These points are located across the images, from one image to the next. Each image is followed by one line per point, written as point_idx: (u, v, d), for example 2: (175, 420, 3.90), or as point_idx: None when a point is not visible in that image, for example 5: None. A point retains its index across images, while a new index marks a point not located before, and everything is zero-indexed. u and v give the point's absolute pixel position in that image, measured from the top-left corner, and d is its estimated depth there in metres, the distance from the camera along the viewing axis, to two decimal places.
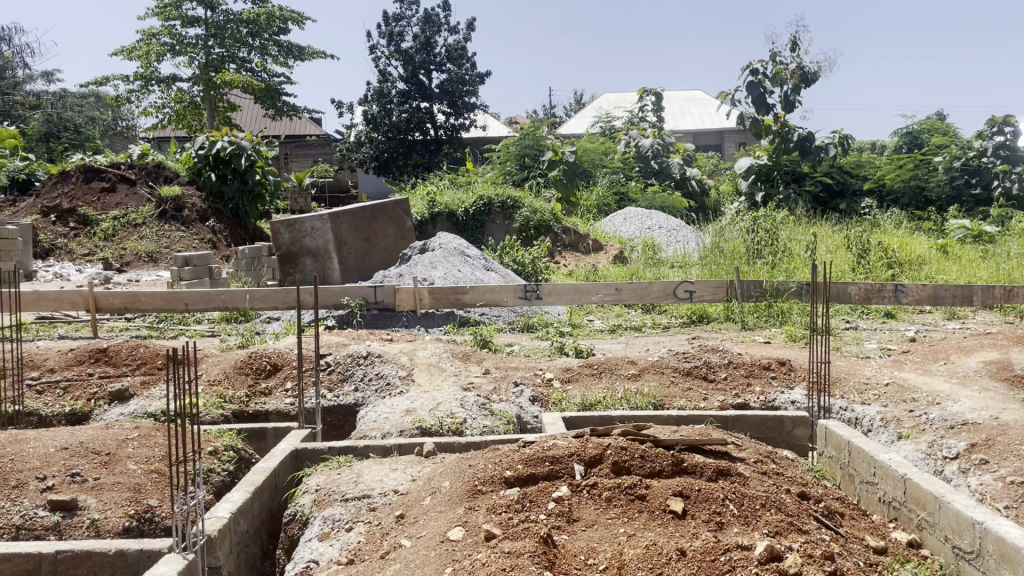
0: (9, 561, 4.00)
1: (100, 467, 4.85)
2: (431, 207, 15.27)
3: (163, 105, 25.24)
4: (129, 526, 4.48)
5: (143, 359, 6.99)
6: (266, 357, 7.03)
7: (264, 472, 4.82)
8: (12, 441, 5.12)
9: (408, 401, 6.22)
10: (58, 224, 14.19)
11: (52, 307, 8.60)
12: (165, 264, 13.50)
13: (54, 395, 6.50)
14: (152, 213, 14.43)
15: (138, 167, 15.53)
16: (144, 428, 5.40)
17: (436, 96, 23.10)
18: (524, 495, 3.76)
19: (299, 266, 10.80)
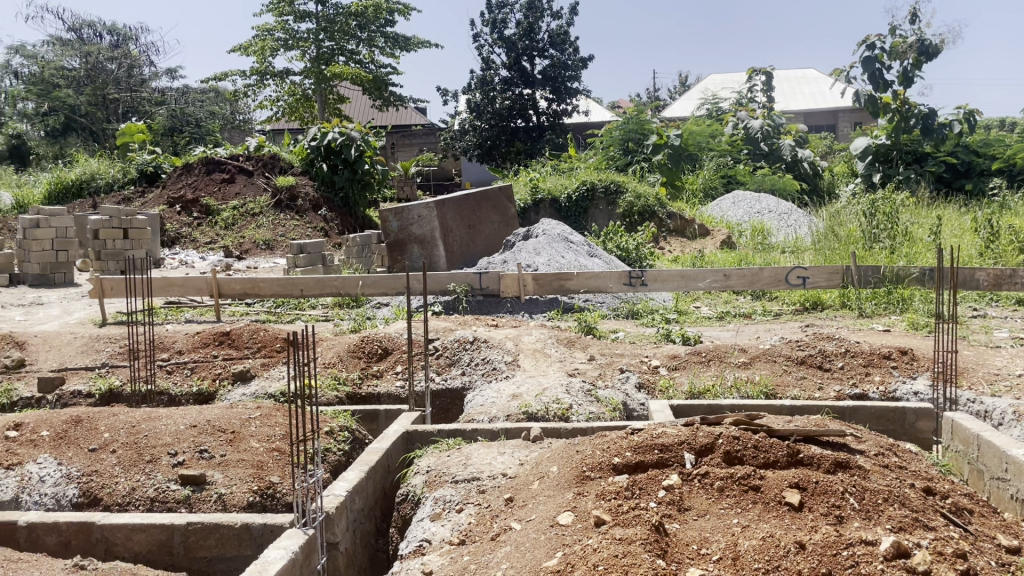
0: (144, 532, 4.25)
1: (226, 444, 5.11)
2: (534, 193, 15.36)
3: (277, 98, 26.15)
4: (253, 501, 4.70)
5: (263, 342, 7.29)
6: (377, 341, 7.23)
7: (377, 453, 4.96)
8: (146, 418, 5.44)
9: (515, 386, 6.29)
10: (183, 214, 14.94)
11: (180, 293, 9.09)
12: (281, 251, 14.03)
13: (183, 375, 6.89)
14: (268, 203, 15.03)
15: (255, 158, 16.16)
16: (266, 408, 5.65)
17: (539, 82, 23.04)
18: (634, 482, 3.73)
19: (407, 253, 11.00)
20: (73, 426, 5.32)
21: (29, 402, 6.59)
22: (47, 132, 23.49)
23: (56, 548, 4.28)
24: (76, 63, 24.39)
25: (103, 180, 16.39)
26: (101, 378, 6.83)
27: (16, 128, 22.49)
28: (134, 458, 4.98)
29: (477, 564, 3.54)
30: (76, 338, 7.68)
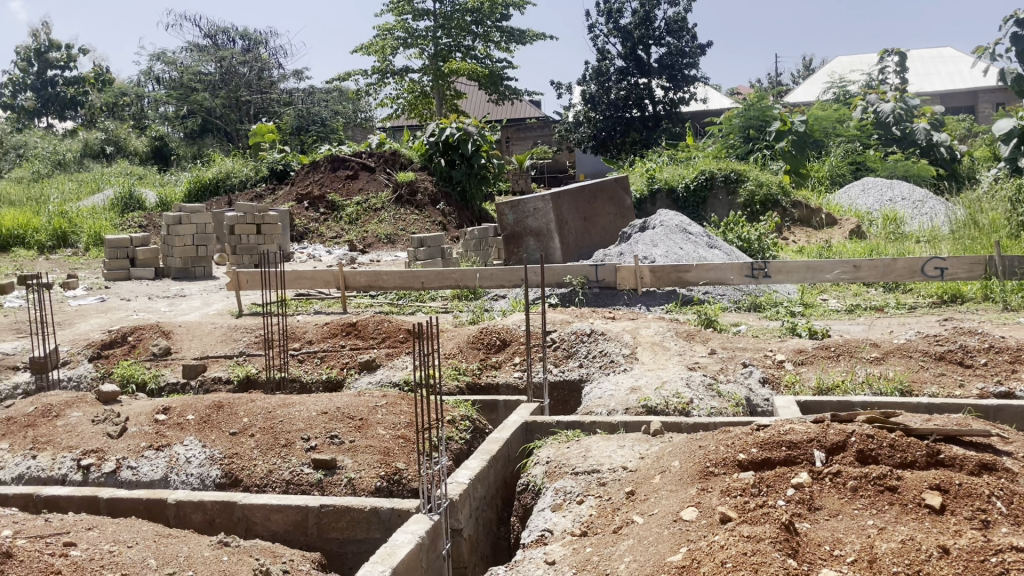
0: (282, 512, 4.48)
1: (355, 431, 5.32)
2: (651, 184, 15.22)
3: (397, 96, 26.78)
4: (380, 486, 4.88)
5: (387, 333, 7.52)
6: (496, 333, 7.32)
7: (498, 443, 5.04)
8: (281, 404, 5.72)
9: (633, 379, 6.26)
10: (310, 210, 15.57)
11: (310, 285, 9.48)
12: (402, 245, 14.43)
13: (313, 363, 7.21)
14: (389, 198, 15.48)
15: (377, 155, 16.64)
16: (391, 397, 5.84)
17: (656, 70, 22.67)
18: (761, 479, 3.63)
19: (522, 246, 11.08)
20: (215, 410, 5.66)
21: (176, 387, 7.05)
22: (186, 134, 24.90)
23: (202, 525, 4.54)
24: (212, 67, 25.45)
25: (237, 178, 17.23)
26: (238, 365, 7.23)
27: (159, 129, 23.93)
28: (270, 442, 5.26)
29: (600, 556, 3.54)
30: (216, 328, 8.12)
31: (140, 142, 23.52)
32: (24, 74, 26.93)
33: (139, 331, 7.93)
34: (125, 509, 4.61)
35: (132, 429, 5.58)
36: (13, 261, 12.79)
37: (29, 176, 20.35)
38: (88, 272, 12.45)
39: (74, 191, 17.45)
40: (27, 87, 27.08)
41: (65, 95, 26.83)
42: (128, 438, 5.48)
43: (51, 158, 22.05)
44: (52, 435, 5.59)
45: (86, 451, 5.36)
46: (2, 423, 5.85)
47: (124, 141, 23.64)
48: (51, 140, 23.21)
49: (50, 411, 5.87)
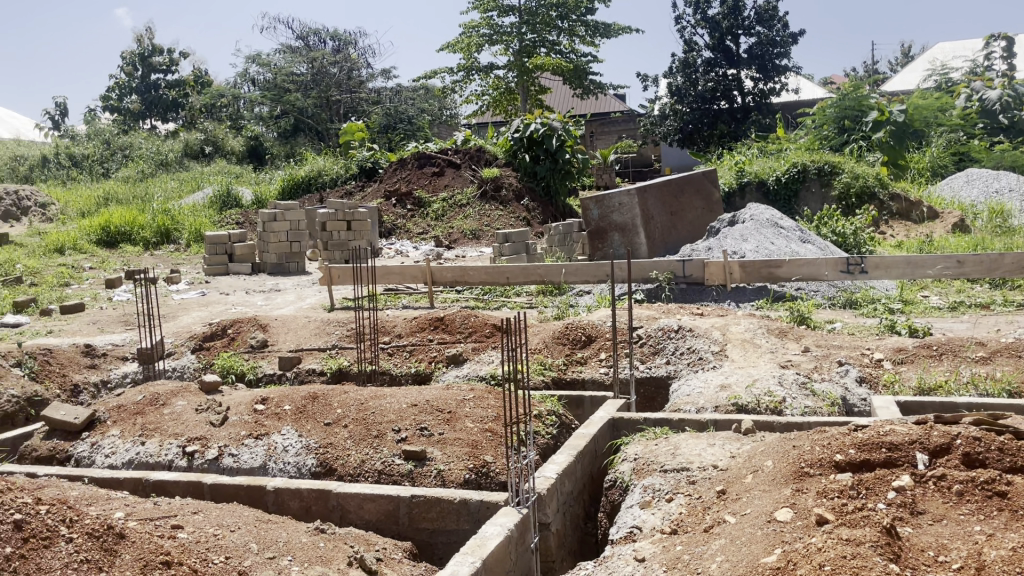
0: (374, 502, 4.59)
1: (444, 423, 5.41)
2: (740, 177, 14.89)
3: (482, 92, 26.95)
4: (469, 478, 4.96)
5: (473, 327, 7.60)
6: (581, 328, 7.29)
7: (584, 439, 5.04)
8: (372, 395, 5.85)
9: (723, 376, 6.15)
10: (398, 206, 15.85)
11: (398, 280, 9.66)
12: (487, 240, 14.54)
13: (402, 357, 7.36)
14: (474, 194, 15.63)
15: (463, 152, 16.82)
16: (478, 391, 5.90)
17: (745, 61, 22.19)
18: (859, 481, 3.52)
19: (607, 241, 11.01)
20: (310, 401, 5.83)
21: (272, 377, 7.31)
22: (280, 133, 25.69)
23: (299, 512, 4.69)
24: (304, 68, 26.12)
25: (328, 176, 17.68)
26: (331, 358, 7.45)
27: (254, 129, 24.77)
28: (363, 433, 5.40)
29: (691, 555, 3.49)
30: (310, 322, 8.36)
31: (237, 141, 24.46)
32: (129, 78, 28.25)
33: (238, 324, 8.23)
34: (228, 495, 4.80)
35: (233, 418, 5.81)
36: (121, 256, 13.46)
37: (135, 175, 21.37)
38: (190, 267, 12.99)
39: (176, 190, 18.24)
40: (132, 91, 28.40)
41: (167, 98, 28.05)
42: (229, 427, 5.71)
43: (155, 158, 23.11)
44: (159, 422, 5.87)
45: (190, 438, 5.62)
46: (114, 410, 6.16)
47: (222, 141, 24.59)
48: (154, 141, 24.31)
49: (157, 400, 6.16)
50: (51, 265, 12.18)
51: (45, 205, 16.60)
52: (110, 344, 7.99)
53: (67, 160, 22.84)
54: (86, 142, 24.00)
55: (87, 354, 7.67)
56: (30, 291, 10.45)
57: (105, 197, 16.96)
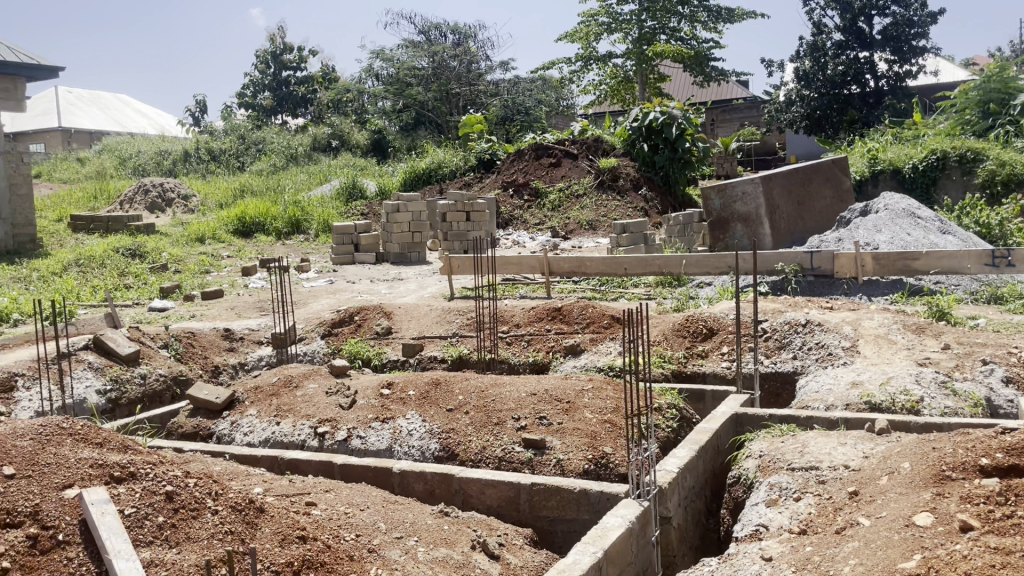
0: (495, 487, 4.66)
1: (563, 413, 5.43)
2: (873, 165, 14.18)
3: (599, 82, 26.72)
4: (588, 469, 4.96)
5: (591, 318, 7.56)
6: (703, 320, 7.13)
7: (707, 433, 4.95)
8: (492, 383, 5.93)
9: (854, 373, 5.91)
10: (515, 197, 15.95)
11: (516, 270, 9.74)
12: (604, 231, 14.44)
13: (521, 346, 7.43)
14: (592, 184, 15.57)
15: (580, 142, 16.77)
16: (597, 382, 5.88)
17: (879, 43, 21.08)
18: (1009, 487, 3.30)
19: (729, 231, 10.76)
20: (433, 387, 5.98)
21: (396, 364, 7.54)
22: (402, 126, 26.26)
23: (424, 495, 4.82)
24: (425, 62, 26.52)
25: (448, 168, 17.99)
26: (452, 346, 7.62)
27: (378, 122, 25.46)
28: (484, 420, 5.49)
29: (822, 557, 3.38)
30: (431, 310, 8.55)
31: (362, 134, 25.19)
32: (263, 75, 29.60)
33: (364, 312, 8.51)
34: (356, 475, 4.99)
35: (360, 402, 6.03)
36: (255, 246, 14.18)
37: (267, 168, 22.45)
38: (319, 256, 13.55)
39: (305, 182, 19.04)
40: (265, 88, 29.72)
41: (297, 94, 29.24)
42: (357, 410, 5.93)
43: (285, 152, 24.23)
44: (293, 403, 6.16)
45: (321, 420, 5.87)
46: (251, 391, 6.50)
47: (348, 135, 25.43)
48: (285, 136, 25.39)
49: (291, 382, 6.47)
50: (193, 253, 12.96)
51: (187, 197, 17.66)
52: (247, 328, 8.42)
53: (206, 154, 24.17)
54: (224, 138, 25.29)
55: (226, 338, 8.12)
56: (175, 278, 11.16)
57: (241, 189, 17.90)
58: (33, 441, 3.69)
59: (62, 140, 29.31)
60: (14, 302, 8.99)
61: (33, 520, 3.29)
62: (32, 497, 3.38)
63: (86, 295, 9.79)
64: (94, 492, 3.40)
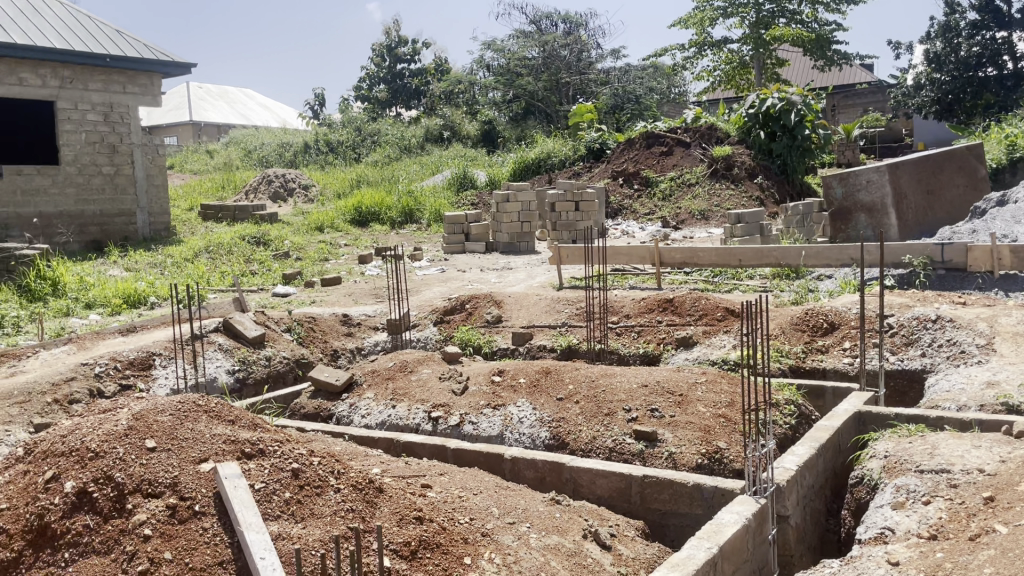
0: (607, 478, 4.65)
1: (675, 406, 5.36)
2: (1011, 151, 13.30)
3: (714, 68, 26.04)
4: (702, 463, 4.89)
5: (704, 310, 7.42)
6: (823, 315, 6.87)
7: (828, 431, 4.78)
8: (603, 373, 5.91)
9: (990, 373, 5.59)
10: (625, 186, 15.76)
11: (626, 260, 9.64)
12: (717, 221, 14.09)
13: (631, 337, 7.37)
14: (704, 172, 15.25)
15: (693, 130, 16.47)
16: (711, 375, 5.77)
17: (1018, 21, 19.72)
18: None
19: (851, 222, 10.31)
20: (544, 375, 6.01)
21: (506, 352, 7.62)
22: (512, 116, 26.29)
23: (534, 482, 4.86)
24: (536, 52, 26.64)
25: (557, 157, 17.96)
26: (561, 335, 7.63)
27: (489, 113, 25.70)
28: (594, 410, 5.48)
29: (954, 564, 3.22)
30: (541, 300, 8.59)
31: (473, 126, 25.48)
32: (378, 68, 30.34)
33: (475, 300, 8.62)
34: (469, 460, 5.07)
35: (472, 388, 6.13)
36: (371, 235, 14.59)
37: (382, 160, 23.02)
38: (431, 245, 13.81)
39: (417, 173, 19.42)
40: (380, 80, 30.44)
41: (410, 87, 29.84)
42: (468, 396, 6.02)
43: (399, 144, 24.75)
44: (408, 388, 6.32)
45: (435, 405, 6.00)
46: (369, 374, 6.73)
47: (459, 126, 25.69)
48: (399, 127, 25.93)
49: (406, 367, 6.64)
50: (313, 241, 13.46)
51: (307, 187, 18.35)
52: (364, 314, 8.69)
53: (325, 146, 25.02)
54: (341, 130, 26.06)
55: (344, 323, 8.39)
56: (296, 265, 11.62)
57: (357, 180, 18.43)
58: (172, 416, 3.90)
59: (192, 134, 30.92)
60: (151, 286, 9.56)
61: (173, 490, 3.48)
62: (172, 469, 3.57)
63: (215, 281, 10.31)
64: (228, 466, 3.58)
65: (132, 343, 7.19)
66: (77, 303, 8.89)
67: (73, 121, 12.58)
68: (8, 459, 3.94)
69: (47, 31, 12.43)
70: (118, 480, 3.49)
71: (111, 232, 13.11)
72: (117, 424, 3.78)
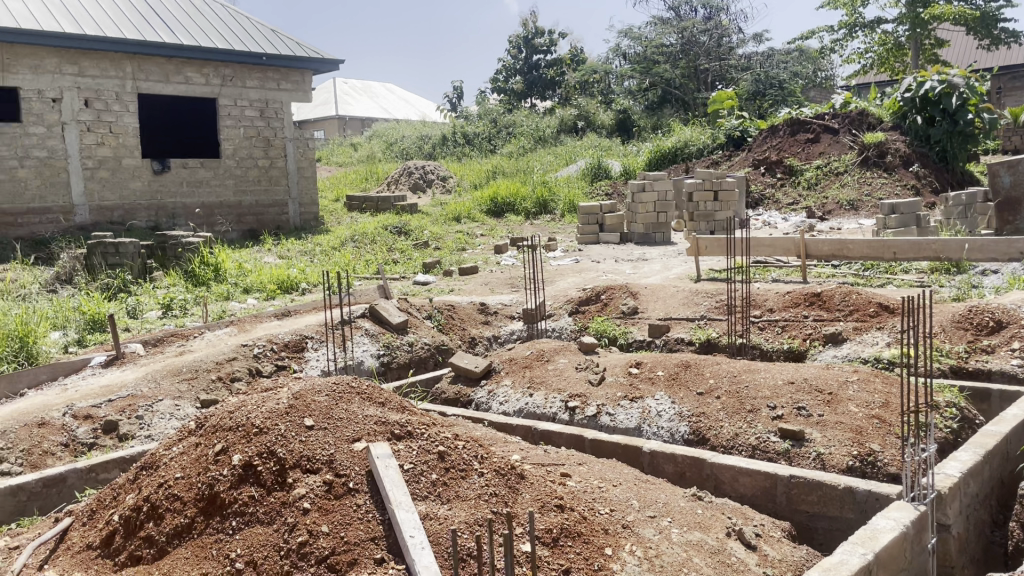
0: (751, 476, 4.52)
1: (824, 404, 5.15)
2: None
3: (865, 50, 24.67)
4: (853, 465, 4.68)
5: (855, 305, 7.07)
6: (989, 313, 6.39)
7: (994, 436, 4.46)
8: (746, 368, 5.74)
9: None
10: (767, 175, 15.22)
11: (769, 252, 9.32)
12: (867, 211, 13.35)
13: (774, 332, 7.12)
14: (854, 160, 14.54)
15: (842, 116, 15.74)
16: (863, 373, 5.51)
17: None
18: None
19: (1021, 213, 9.53)
20: (683, 368, 5.91)
21: (643, 344, 7.54)
22: (648, 105, 25.85)
23: (674, 476, 4.79)
24: (674, 38, 26.09)
25: (695, 146, 17.53)
26: (700, 329, 7.47)
27: (623, 102, 25.34)
28: (736, 406, 5.34)
29: None
30: (679, 291, 8.44)
31: (608, 115, 25.18)
32: (515, 60, 30.57)
33: (611, 291, 8.55)
34: (607, 451, 5.05)
35: (609, 378, 6.11)
36: (506, 225, 14.78)
37: (517, 151, 23.24)
38: (565, 236, 13.82)
39: (552, 163, 19.50)
40: (517, 72, 30.64)
41: (546, 77, 29.90)
42: (606, 387, 6.01)
43: (534, 134, 24.81)
44: (544, 376, 6.38)
45: (572, 394, 6.01)
46: (506, 362, 6.84)
47: (594, 115, 25.42)
48: (534, 118, 26.00)
49: (543, 356, 6.70)
50: (451, 231, 13.80)
51: (445, 178, 18.79)
52: (501, 303, 8.82)
53: (462, 138, 25.46)
54: (477, 122, 26.45)
55: (482, 311, 8.55)
56: (436, 254, 11.94)
57: (493, 171, 18.69)
58: (329, 397, 4.10)
59: (338, 127, 32.30)
60: (303, 272, 10.08)
61: (330, 467, 3.67)
62: (328, 446, 3.76)
63: (361, 268, 10.75)
64: (379, 446, 3.75)
65: (286, 327, 7.61)
66: (236, 287, 9.50)
67: (233, 116, 13.38)
68: (180, 432, 4.24)
69: (210, 32, 13.28)
70: (280, 455, 3.70)
71: (266, 221, 13.94)
72: (280, 402, 4.01)
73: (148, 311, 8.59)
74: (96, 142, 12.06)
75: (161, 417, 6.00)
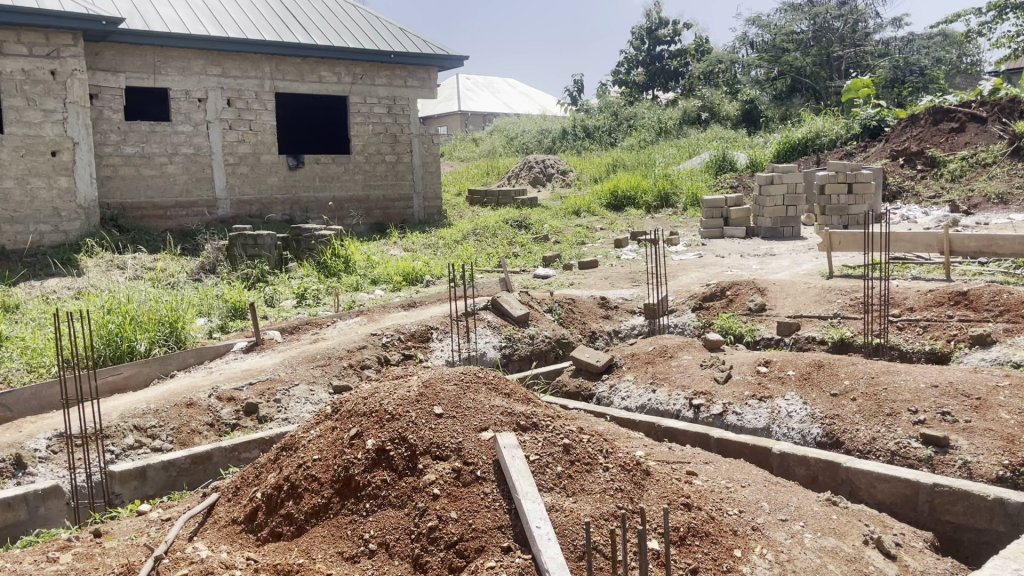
0: (890, 483, 4.31)
1: (971, 410, 4.85)
2: None
3: (1017, 33, 22.96)
4: (1003, 476, 4.38)
5: (1006, 306, 6.62)
6: None
7: None
8: (884, 369, 5.46)
9: None
10: (906, 166, 14.47)
11: (909, 248, 8.80)
12: (1017, 205, 12.31)
13: (915, 332, 6.74)
14: (1004, 151, 13.62)
15: (991, 103, 14.83)
16: (1016, 378, 5.14)
17: None
18: None
19: None
20: (816, 368, 5.69)
21: (771, 342, 7.30)
22: (776, 95, 24.91)
23: (805, 480, 4.61)
24: (805, 25, 25.21)
25: (828, 137, 16.72)
26: (833, 327, 7.16)
27: (750, 92, 24.47)
28: (874, 409, 5.09)
29: None
30: (810, 288, 8.12)
31: (733, 106, 24.30)
32: (637, 52, 30.17)
33: (737, 287, 8.33)
34: (734, 451, 4.90)
35: (736, 377, 5.95)
36: (626, 219, 14.64)
37: (637, 144, 22.93)
38: (687, 230, 13.56)
39: (674, 156, 19.16)
40: (638, 64, 30.24)
41: (669, 68, 29.33)
42: (733, 385, 5.86)
43: (655, 127, 24.24)
44: (668, 372, 6.29)
45: (697, 391, 5.90)
46: (628, 357, 6.78)
47: (718, 106, 24.53)
48: (656, 110, 25.48)
49: (666, 351, 6.60)
50: (570, 224, 13.80)
51: (565, 172, 18.79)
52: (622, 298, 8.74)
53: (582, 132, 25.34)
54: (598, 115, 26.06)
55: (603, 306, 8.52)
56: (556, 248, 11.95)
57: (613, 164, 18.54)
58: (457, 385, 4.19)
59: (460, 123, 32.79)
60: (427, 265, 10.34)
61: (458, 455, 3.74)
62: (457, 435, 3.84)
63: (483, 262, 10.91)
64: (506, 437, 3.79)
65: (413, 317, 7.82)
66: (365, 278, 9.84)
67: (362, 113, 13.85)
68: (317, 416, 4.43)
69: (342, 31, 13.77)
70: (411, 441, 3.81)
71: (392, 215, 14.38)
72: (411, 390, 4.13)
73: (284, 300, 9.01)
74: (237, 139, 12.72)
75: (297, 401, 6.29)
